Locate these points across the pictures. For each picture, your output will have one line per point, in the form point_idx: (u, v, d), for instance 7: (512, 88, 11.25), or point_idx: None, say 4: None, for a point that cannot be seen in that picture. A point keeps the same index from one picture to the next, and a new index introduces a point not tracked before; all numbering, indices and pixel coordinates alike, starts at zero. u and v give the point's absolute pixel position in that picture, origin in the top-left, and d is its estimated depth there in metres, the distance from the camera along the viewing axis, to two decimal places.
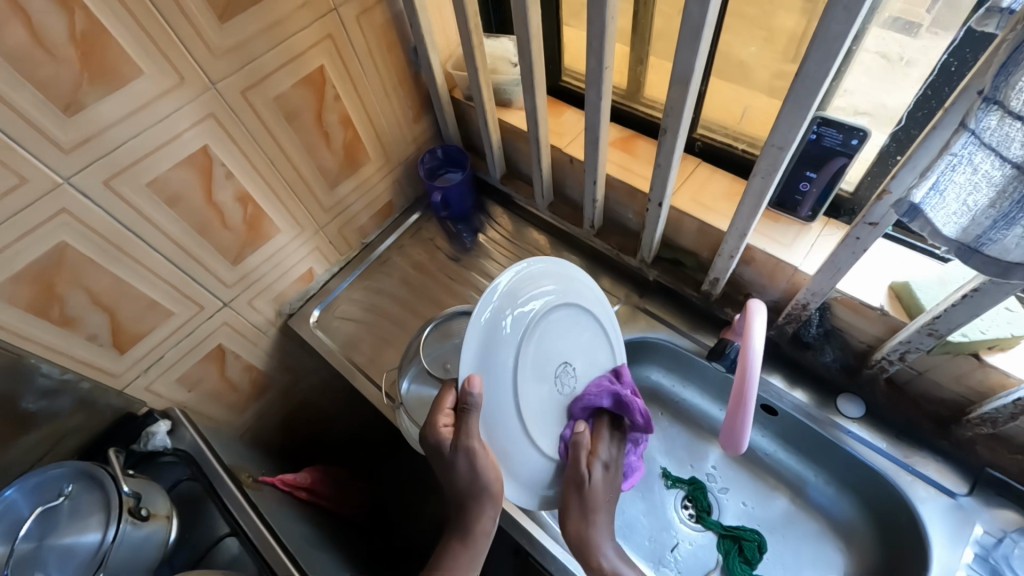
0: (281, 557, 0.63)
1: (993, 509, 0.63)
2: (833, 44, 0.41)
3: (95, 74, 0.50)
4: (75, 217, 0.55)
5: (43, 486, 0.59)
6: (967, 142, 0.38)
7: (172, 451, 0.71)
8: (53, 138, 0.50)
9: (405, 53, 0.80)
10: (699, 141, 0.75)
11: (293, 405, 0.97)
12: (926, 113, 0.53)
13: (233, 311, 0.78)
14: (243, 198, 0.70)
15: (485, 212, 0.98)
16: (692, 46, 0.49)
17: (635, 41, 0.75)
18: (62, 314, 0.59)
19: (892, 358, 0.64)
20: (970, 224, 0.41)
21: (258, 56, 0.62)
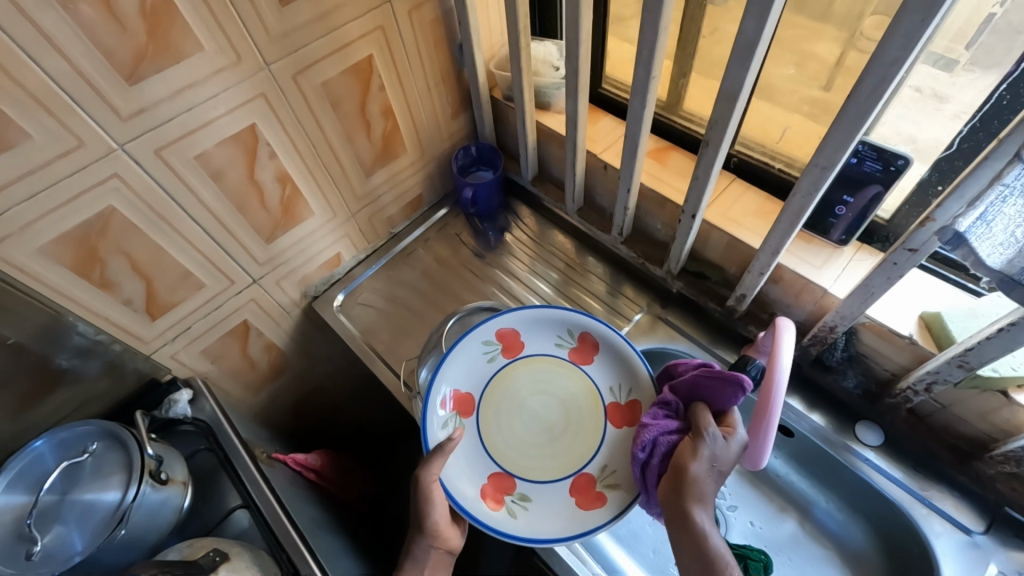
0: (289, 534, 0.64)
1: (1008, 549, 0.62)
2: (889, 69, 0.41)
3: (159, 46, 0.52)
4: (125, 183, 0.57)
5: (70, 443, 0.60)
6: (1020, 174, 0.38)
7: (192, 420, 0.73)
8: (113, 106, 0.52)
9: (450, 50, 0.81)
10: (734, 157, 0.75)
11: (308, 387, 0.99)
12: (974, 144, 0.53)
13: (261, 289, 0.79)
14: (283, 178, 0.71)
15: (513, 212, 0.99)
16: (743, 63, 0.49)
17: (678, 54, 0.75)
18: (103, 277, 0.60)
19: (917, 387, 0.63)
20: (1016, 256, 0.42)
21: (310, 41, 0.63)
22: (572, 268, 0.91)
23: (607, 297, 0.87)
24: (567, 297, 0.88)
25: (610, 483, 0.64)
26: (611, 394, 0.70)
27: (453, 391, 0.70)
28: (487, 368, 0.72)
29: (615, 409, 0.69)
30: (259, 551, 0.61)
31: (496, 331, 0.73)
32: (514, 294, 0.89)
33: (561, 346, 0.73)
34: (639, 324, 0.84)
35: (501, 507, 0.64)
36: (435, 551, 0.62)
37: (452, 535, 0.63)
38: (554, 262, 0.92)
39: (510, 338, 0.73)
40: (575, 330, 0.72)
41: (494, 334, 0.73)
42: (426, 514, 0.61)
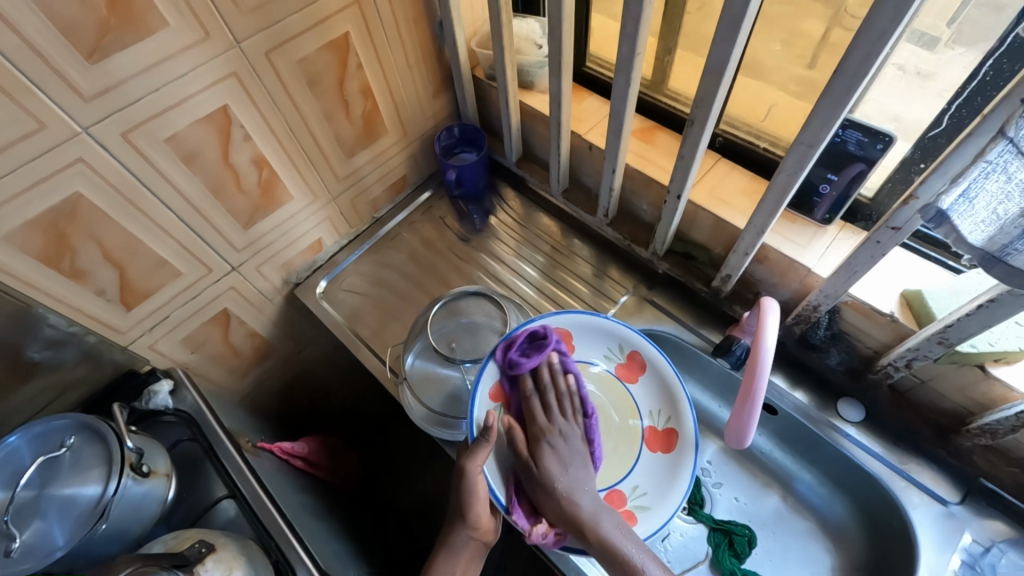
0: (277, 522, 0.64)
1: (983, 518, 0.64)
2: (875, 43, 0.41)
3: (121, 22, 0.49)
4: (91, 168, 0.54)
5: (45, 436, 0.59)
6: (1003, 150, 0.38)
7: (174, 411, 0.71)
8: (75, 86, 0.49)
9: (430, 26, 0.78)
10: (720, 136, 0.74)
11: (293, 375, 0.97)
12: (956, 121, 0.52)
13: (240, 276, 0.78)
14: (259, 162, 0.69)
15: (498, 194, 0.97)
16: (729, 38, 0.48)
17: (664, 30, 0.74)
18: (73, 266, 0.58)
19: (898, 364, 0.64)
20: (997, 233, 0.42)
21: (284, 17, 0.61)
22: (558, 251, 0.90)
23: (593, 280, 0.87)
24: (553, 280, 0.87)
25: (640, 504, 0.66)
26: (650, 418, 0.70)
27: (498, 384, 0.69)
28: None
29: (653, 432, 0.70)
30: (245, 540, 0.60)
31: (545, 331, 0.73)
32: (500, 278, 0.89)
33: (609, 360, 0.73)
34: (626, 306, 0.84)
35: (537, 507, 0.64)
36: (472, 542, 0.65)
37: (490, 528, 0.65)
38: (540, 244, 0.91)
39: (560, 341, 0.73)
40: (626, 346, 0.72)
41: (546, 335, 0.73)
42: (469, 507, 0.62)
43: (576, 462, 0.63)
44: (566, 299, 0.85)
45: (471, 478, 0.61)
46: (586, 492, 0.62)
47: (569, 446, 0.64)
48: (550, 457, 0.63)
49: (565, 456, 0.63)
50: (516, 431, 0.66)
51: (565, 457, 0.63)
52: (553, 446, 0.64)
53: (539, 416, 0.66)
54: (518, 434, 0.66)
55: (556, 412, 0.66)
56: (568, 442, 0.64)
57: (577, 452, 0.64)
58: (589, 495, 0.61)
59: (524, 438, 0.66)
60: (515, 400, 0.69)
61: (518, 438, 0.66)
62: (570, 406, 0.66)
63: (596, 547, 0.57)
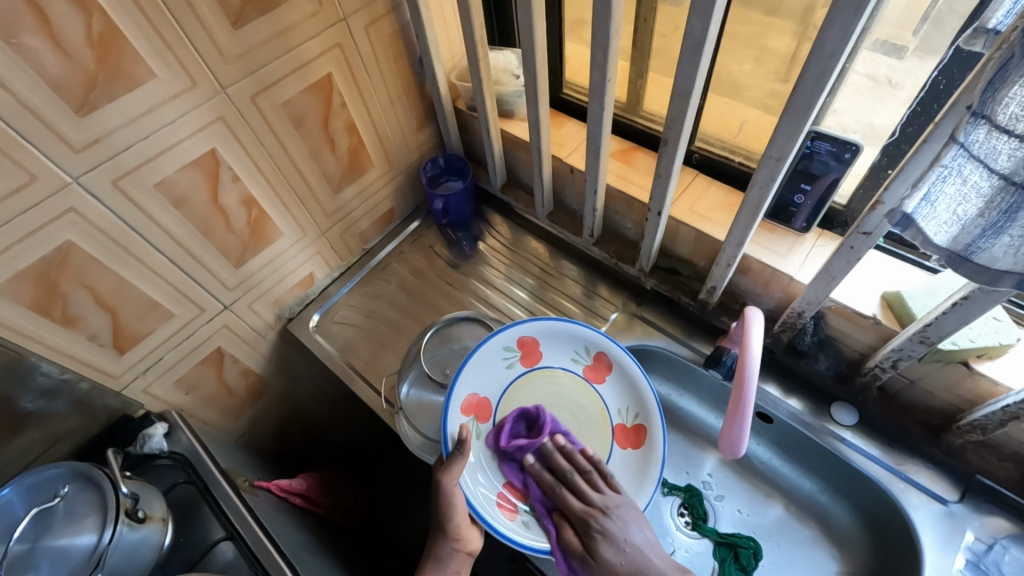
0: (276, 561, 0.63)
1: (983, 515, 0.64)
2: (830, 60, 0.43)
3: (109, 75, 0.51)
4: (82, 216, 0.55)
5: (39, 487, 0.58)
6: (957, 155, 0.40)
7: (169, 454, 0.70)
8: (66, 139, 0.51)
9: (410, 63, 0.81)
10: (696, 153, 0.77)
11: (289, 411, 0.97)
12: (916, 129, 0.55)
13: (233, 314, 0.78)
14: (248, 201, 0.71)
15: (485, 220, 0.99)
16: (694, 61, 0.51)
17: (635, 55, 0.77)
18: (65, 313, 0.59)
19: (884, 365, 0.65)
20: (960, 233, 0.43)
21: (268, 62, 0.63)
22: (547, 272, 0.92)
23: (583, 299, 0.88)
24: (543, 301, 0.88)
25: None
26: (620, 416, 0.71)
27: (470, 396, 0.69)
28: (506, 373, 0.71)
29: (621, 430, 0.70)
30: None
31: (517, 337, 0.73)
32: (490, 302, 0.90)
33: (577, 362, 0.73)
34: (616, 323, 0.84)
35: (514, 515, 0.64)
36: (457, 554, 0.63)
37: (472, 537, 0.64)
38: (529, 267, 0.93)
39: (530, 346, 0.73)
40: (593, 348, 0.73)
41: (516, 340, 0.72)
42: (448, 519, 0.62)
43: (631, 531, 0.62)
44: None
45: (449, 489, 0.61)
46: (649, 562, 0.61)
47: (623, 522, 0.62)
48: (608, 547, 0.60)
49: (617, 540, 0.61)
50: (557, 530, 0.63)
51: (619, 533, 0.62)
52: (607, 521, 0.62)
53: (579, 504, 0.63)
54: (567, 531, 0.62)
55: (589, 491, 0.64)
56: (619, 519, 0.62)
57: (632, 514, 0.63)
58: (657, 563, 0.60)
59: (575, 533, 0.63)
60: (542, 493, 0.65)
61: (570, 536, 0.62)
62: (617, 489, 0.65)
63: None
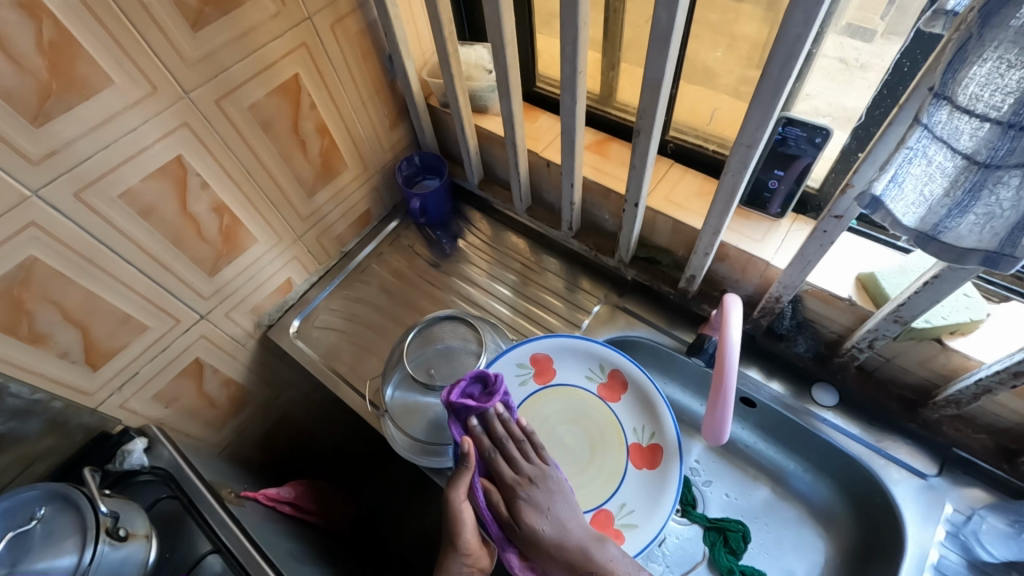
0: (265, 572, 0.62)
1: (961, 487, 0.66)
2: (794, 46, 0.43)
3: (63, 84, 0.49)
4: (44, 230, 0.54)
5: (13, 512, 0.56)
6: (921, 136, 0.41)
7: (150, 469, 0.69)
8: (22, 151, 0.49)
9: (380, 61, 0.80)
10: (671, 142, 0.77)
11: (274, 419, 0.96)
12: (883, 111, 0.55)
13: (210, 324, 0.77)
14: (219, 208, 0.69)
15: (464, 218, 0.99)
16: (662, 50, 0.51)
17: (605, 46, 0.76)
18: (32, 331, 0.57)
19: (861, 346, 0.66)
20: (927, 213, 0.44)
21: (230, 65, 0.61)
22: (528, 268, 0.91)
23: (565, 293, 0.88)
24: (526, 297, 0.88)
25: (629, 522, 0.67)
26: (635, 435, 0.73)
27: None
28: (519, 390, 0.74)
29: (636, 449, 0.72)
30: None
31: (530, 355, 0.76)
32: (473, 300, 0.89)
33: (592, 379, 0.76)
34: (599, 316, 0.85)
35: None
36: (467, 571, 0.61)
37: (482, 554, 0.62)
38: (510, 263, 0.92)
39: (543, 364, 0.76)
40: (607, 365, 0.75)
41: (529, 358, 0.76)
42: (459, 534, 0.60)
43: (556, 508, 0.62)
44: (540, 314, 0.86)
45: (460, 502, 0.61)
46: (570, 527, 0.61)
47: (549, 494, 0.62)
48: (529, 509, 0.62)
49: (544, 504, 0.62)
50: (492, 490, 0.64)
51: (546, 503, 0.62)
52: (532, 493, 0.62)
53: (516, 504, 0.62)
54: (496, 496, 0.63)
55: (519, 461, 0.64)
56: (545, 491, 0.62)
57: (554, 489, 0.63)
58: (574, 532, 0.61)
59: (503, 497, 0.64)
60: (476, 459, 0.65)
61: (500, 504, 0.63)
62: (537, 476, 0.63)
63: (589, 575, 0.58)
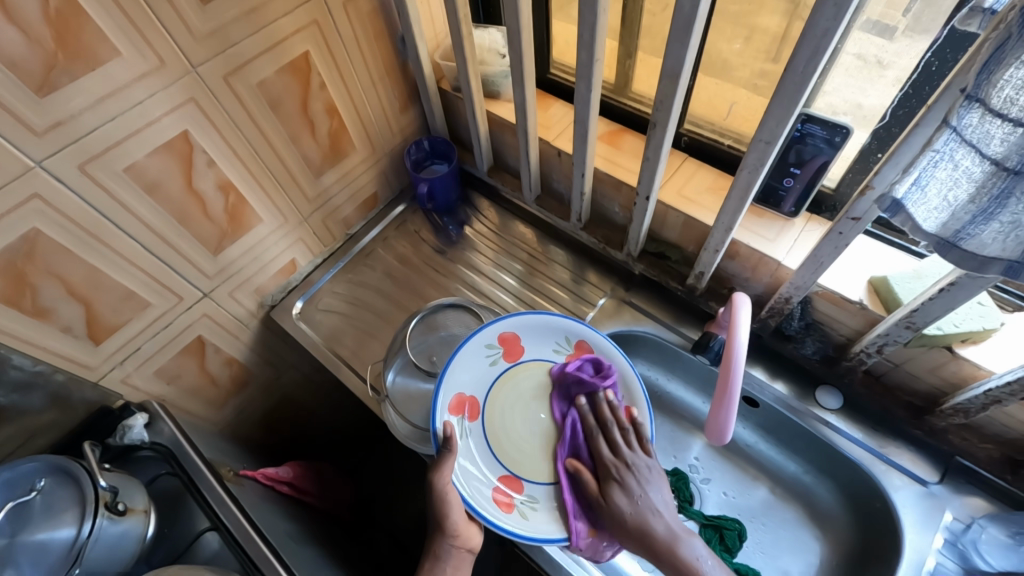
0: (263, 551, 0.62)
1: (963, 496, 0.66)
2: (821, 40, 0.42)
3: (69, 54, 0.48)
4: (48, 203, 0.53)
5: (13, 483, 0.56)
6: (948, 139, 0.39)
7: (151, 445, 0.69)
8: (26, 121, 0.48)
9: (392, 41, 0.78)
10: (685, 136, 0.75)
11: (275, 399, 0.96)
12: (907, 111, 0.54)
13: (213, 302, 0.76)
14: (225, 186, 0.68)
15: (471, 205, 0.98)
16: (683, 40, 0.49)
17: (623, 34, 0.75)
18: (35, 304, 0.57)
19: (870, 350, 0.66)
20: (950, 219, 0.43)
21: (239, 41, 0.60)
22: (534, 258, 0.90)
23: (571, 285, 0.87)
24: (531, 287, 0.87)
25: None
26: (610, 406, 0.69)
27: (455, 395, 0.67)
28: (491, 370, 0.70)
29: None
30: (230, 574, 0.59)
31: (497, 334, 0.71)
32: (477, 288, 0.88)
33: (560, 353, 0.72)
34: (604, 309, 0.84)
35: (513, 508, 0.62)
36: (456, 551, 0.61)
37: (472, 534, 0.62)
38: (516, 253, 0.91)
39: (511, 342, 0.71)
40: (574, 337, 0.71)
41: (497, 337, 0.71)
42: (445, 518, 0.60)
43: (648, 492, 0.62)
44: (544, 305, 0.85)
45: (444, 488, 0.60)
46: (658, 517, 0.61)
47: (643, 481, 0.63)
48: (620, 494, 0.62)
49: (636, 488, 0.62)
50: (581, 469, 0.65)
51: (636, 487, 0.62)
52: (623, 475, 0.63)
53: (616, 479, 0.63)
54: (585, 475, 0.64)
55: (620, 445, 0.65)
56: (640, 477, 0.63)
57: (646, 472, 0.64)
58: (663, 520, 0.60)
59: (593, 477, 0.64)
60: (564, 450, 0.66)
61: (589, 482, 0.64)
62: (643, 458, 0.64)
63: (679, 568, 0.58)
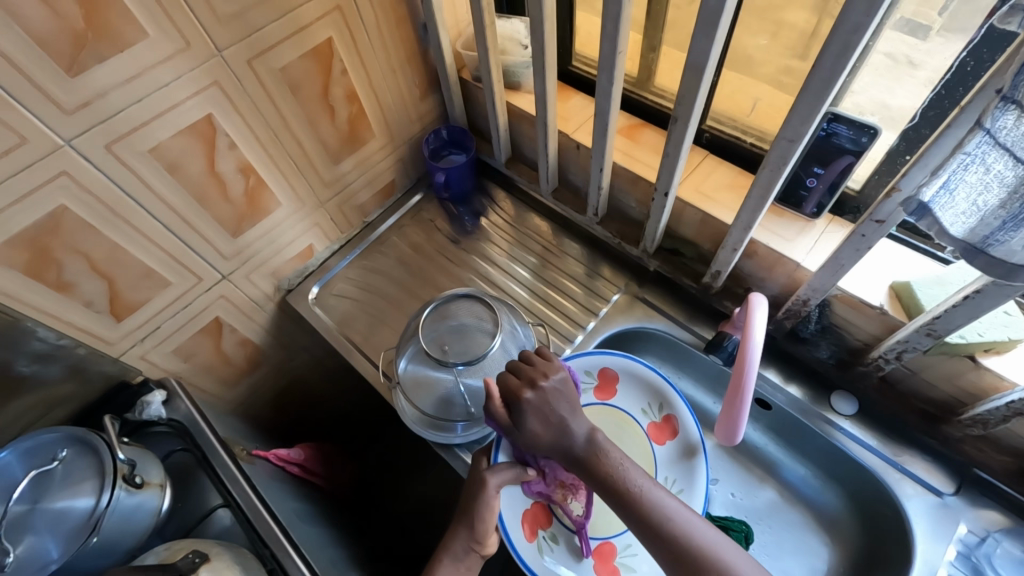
0: (272, 529, 0.63)
1: (977, 508, 0.65)
2: (852, 36, 0.41)
3: (98, 34, 0.49)
4: (74, 180, 0.54)
5: (37, 451, 0.58)
6: (981, 142, 0.38)
7: (166, 421, 0.71)
8: (56, 100, 0.49)
9: (414, 30, 0.78)
10: (706, 132, 0.74)
11: (288, 381, 0.97)
12: (938, 112, 0.52)
13: (231, 284, 0.77)
14: (245, 169, 0.69)
15: (488, 196, 0.97)
16: (708, 34, 0.48)
17: (647, 28, 0.74)
18: (59, 279, 0.58)
19: (888, 357, 0.64)
20: (978, 224, 0.42)
21: (263, 25, 0.60)
22: (549, 250, 0.90)
23: (584, 279, 0.87)
24: (545, 280, 0.87)
25: (629, 563, 0.68)
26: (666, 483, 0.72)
27: None
28: None
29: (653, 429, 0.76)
30: (240, 549, 0.60)
31: (599, 366, 0.77)
32: (491, 279, 0.89)
33: (645, 414, 0.77)
34: (617, 305, 0.84)
35: (534, 539, 0.68)
36: (471, 553, 0.62)
37: (491, 541, 0.63)
38: (531, 245, 0.91)
39: (608, 379, 0.78)
40: (666, 407, 0.76)
41: (598, 368, 0.77)
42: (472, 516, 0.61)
43: (567, 412, 0.58)
44: (557, 298, 0.85)
45: (492, 491, 0.61)
46: (579, 425, 0.58)
47: (554, 396, 0.59)
48: (533, 416, 0.58)
49: (546, 403, 0.58)
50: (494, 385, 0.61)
51: (552, 400, 0.59)
52: (541, 391, 0.58)
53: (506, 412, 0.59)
54: (498, 404, 0.60)
55: (523, 368, 0.61)
56: (552, 396, 0.58)
57: (562, 393, 0.59)
58: (584, 425, 0.58)
59: (503, 401, 0.60)
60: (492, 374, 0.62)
61: (497, 409, 0.60)
62: (550, 382, 0.60)
63: (617, 496, 0.55)
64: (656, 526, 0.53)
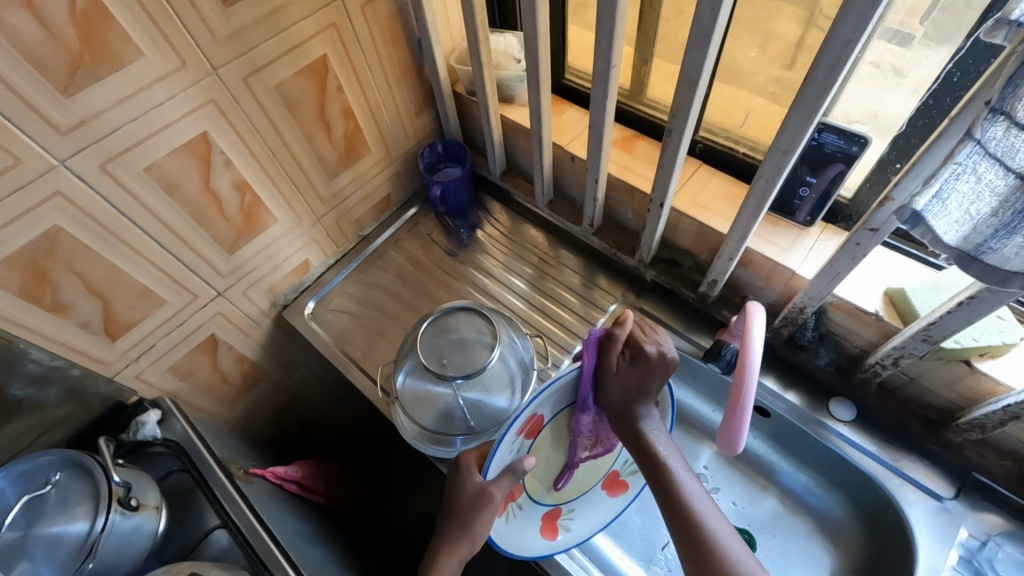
0: (272, 550, 0.62)
1: (978, 512, 0.65)
2: (843, 50, 0.41)
3: (95, 55, 0.49)
4: (69, 201, 0.54)
5: (30, 475, 0.57)
6: (972, 152, 0.39)
7: (162, 441, 0.69)
8: (50, 121, 0.49)
9: (408, 45, 0.79)
10: (700, 143, 0.75)
11: (285, 397, 0.96)
12: (928, 122, 0.53)
13: (227, 301, 0.77)
14: (241, 185, 0.69)
15: (484, 208, 0.97)
16: (702, 47, 0.49)
17: (638, 41, 0.75)
18: (54, 299, 0.57)
19: (885, 362, 0.65)
20: (971, 232, 0.42)
21: (260, 42, 0.61)
22: (545, 261, 0.90)
23: (582, 289, 0.87)
24: (542, 291, 0.87)
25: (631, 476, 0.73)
26: (621, 464, 0.72)
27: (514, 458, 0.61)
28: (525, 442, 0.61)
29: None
30: (239, 570, 0.59)
31: (525, 423, 0.58)
32: (488, 291, 0.88)
33: None
34: (615, 314, 0.84)
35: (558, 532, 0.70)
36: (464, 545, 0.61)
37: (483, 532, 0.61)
38: (528, 256, 0.91)
39: (536, 422, 0.60)
40: None
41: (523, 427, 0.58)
42: (469, 530, 0.60)
43: (651, 391, 0.59)
44: (554, 309, 0.85)
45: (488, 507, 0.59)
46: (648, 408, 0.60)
47: (675, 369, 0.59)
48: (620, 375, 0.58)
49: (666, 367, 0.58)
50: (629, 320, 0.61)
51: (670, 359, 0.58)
52: (657, 359, 0.58)
53: (615, 365, 0.58)
54: (614, 352, 0.59)
55: (652, 333, 0.60)
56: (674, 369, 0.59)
57: (663, 370, 0.58)
58: (650, 408, 0.60)
59: (621, 348, 0.59)
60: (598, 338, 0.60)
61: (612, 352, 0.59)
62: (663, 371, 0.58)
63: (647, 461, 0.58)
64: (690, 517, 0.55)
